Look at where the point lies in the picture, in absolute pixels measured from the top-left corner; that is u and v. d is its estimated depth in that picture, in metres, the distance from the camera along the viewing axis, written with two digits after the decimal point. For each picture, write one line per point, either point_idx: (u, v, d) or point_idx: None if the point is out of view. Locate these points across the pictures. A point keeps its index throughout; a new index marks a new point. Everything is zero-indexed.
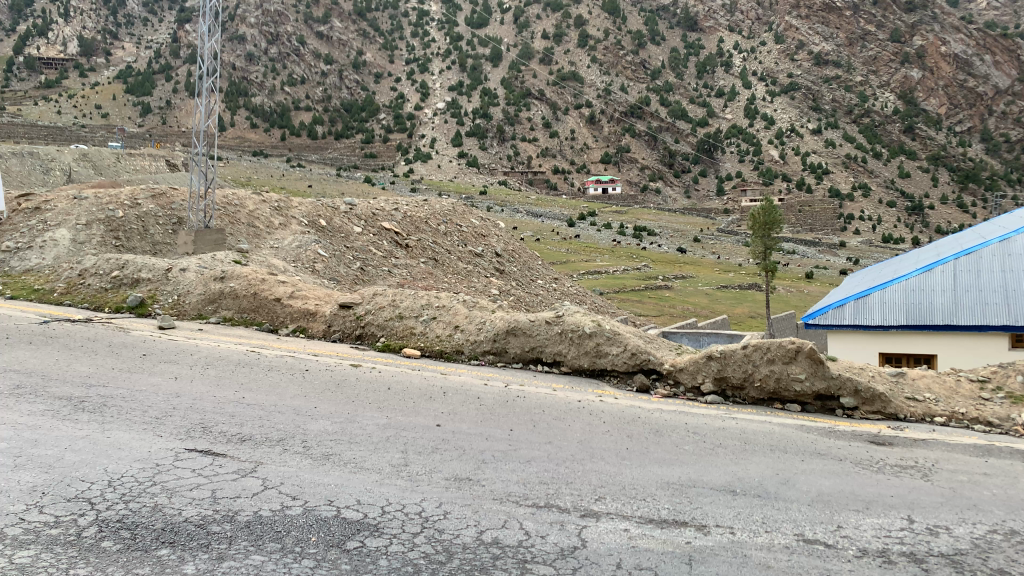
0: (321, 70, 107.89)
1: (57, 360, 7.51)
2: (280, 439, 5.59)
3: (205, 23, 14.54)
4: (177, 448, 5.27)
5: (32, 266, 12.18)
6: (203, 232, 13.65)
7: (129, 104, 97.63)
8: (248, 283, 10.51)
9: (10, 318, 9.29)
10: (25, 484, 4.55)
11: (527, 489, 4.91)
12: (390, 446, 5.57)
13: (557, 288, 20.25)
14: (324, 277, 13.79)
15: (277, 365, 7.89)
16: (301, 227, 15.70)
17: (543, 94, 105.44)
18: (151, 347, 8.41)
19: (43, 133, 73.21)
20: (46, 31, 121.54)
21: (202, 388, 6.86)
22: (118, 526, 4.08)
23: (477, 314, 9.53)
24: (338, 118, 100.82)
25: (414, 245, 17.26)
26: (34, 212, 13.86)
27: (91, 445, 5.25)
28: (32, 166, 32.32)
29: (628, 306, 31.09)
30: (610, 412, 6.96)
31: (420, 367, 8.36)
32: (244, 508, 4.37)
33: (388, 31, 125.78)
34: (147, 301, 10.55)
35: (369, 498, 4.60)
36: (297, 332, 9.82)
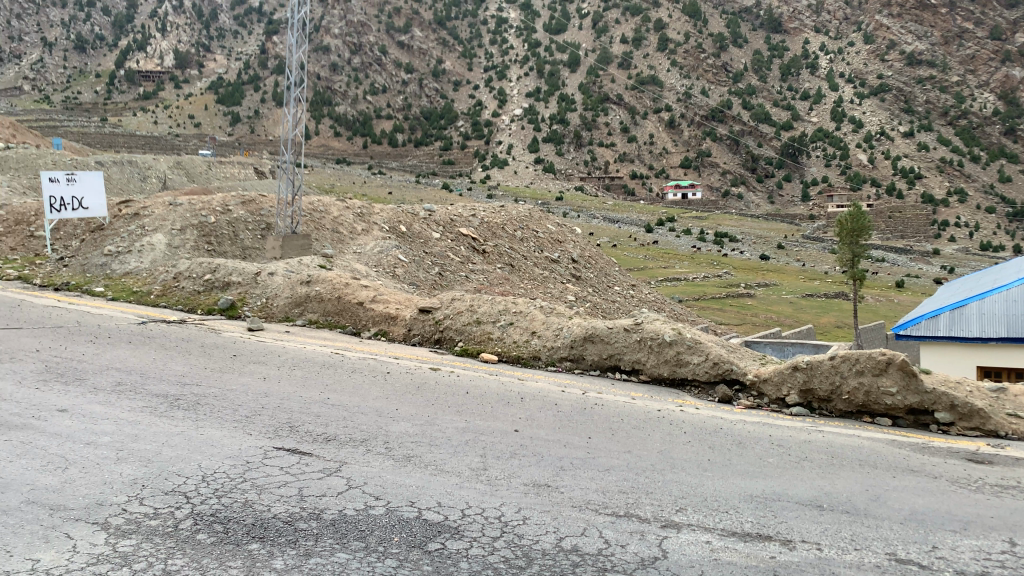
0: (402, 79, 111.61)
1: (155, 360, 7.86)
2: (362, 439, 5.71)
3: (295, 33, 15.11)
4: (266, 447, 5.44)
5: (132, 270, 12.70)
6: (290, 238, 14.13)
7: (219, 113, 101.74)
8: (333, 287, 10.78)
9: (110, 319, 9.75)
10: (127, 477, 4.78)
11: (607, 498, 4.88)
12: (471, 449, 5.64)
13: (635, 295, 20.07)
14: (404, 282, 14.04)
15: (360, 367, 8.08)
16: (382, 233, 16.00)
17: (622, 99, 104.64)
18: (242, 348, 8.76)
19: (140, 143, 77.03)
20: (145, 45, 127.69)
21: (290, 388, 7.08)
22: (211, 520, 4.24)
23: (554, 320, 9.53)
24: (417, 126, 103.21)
25: (491, 251, 17.42)
26: (133, 218, 14.46)
27: (186, 440, 5.49)
28: (130, 174, 33.90)
29: (709, 314, 30.53)
30: (690, 423, 6.86)
31: (498, 372, 8.39)
32: (330, 507, 4.47)
33: (467, 40, 127.55)
34: (237, 304, 10.93)
35: (449, 502, 4.65)
36: (379, 335, 10.02)
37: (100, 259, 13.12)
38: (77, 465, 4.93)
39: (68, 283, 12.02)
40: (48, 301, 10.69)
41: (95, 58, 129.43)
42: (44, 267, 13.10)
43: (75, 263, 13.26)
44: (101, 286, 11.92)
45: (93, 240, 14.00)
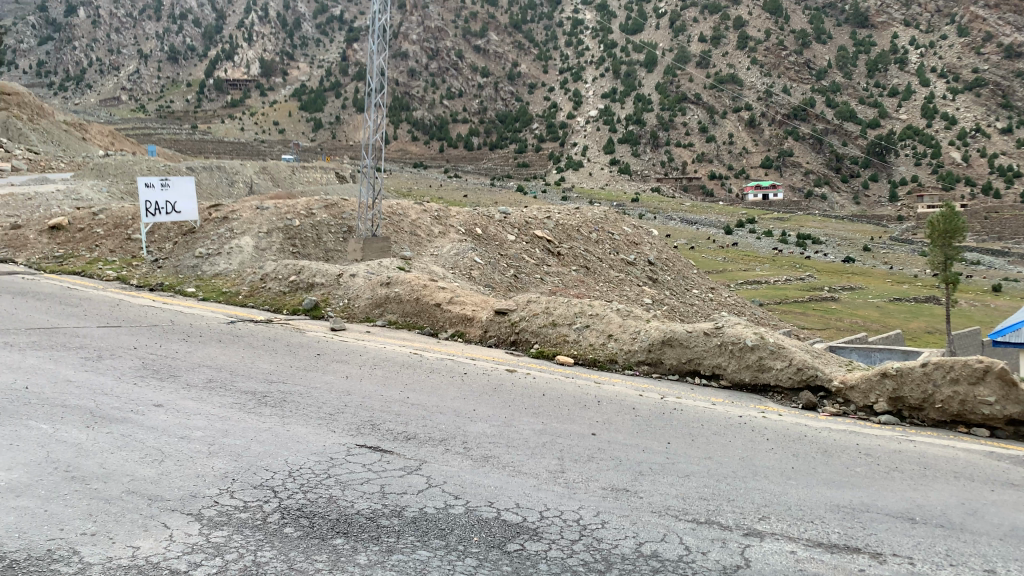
0: (478, 83, 116.25)
1: (244, 358, 8.17)
2: (442, 439, 5.79)
3: (375, 41, 15.52)
4: (349, 444, 5.58)
5: (220, 271, 13.16)
6: (370, 241, 14.45)
7: (302, 120, 104.92)
8: (412, 289, 10.97)
9: (201, 318, 10.17)
10: (219, 470, 4.99)
11: (687, 504, 4.81)
12: (548, 452, 5.64)
13: (714, 297, 19.74)
14: (480, 284, 14.13)
15: (437, 368, 8.18)
16: (458, 235, 16.18)
17: (700, 98, 101.95)
18: (326, 348, 8.98)
19: (229, 149, 80.30)
20: (233, 55, 132.55)
21: (370, 388, 7.19)
22: (297, 514, 4.37)
23: (632, 324, 9.46)
24: (494, 129, 106.33)
25: (566, 253, 17.42)
26: (222, 221, 15.08)
27: (273, 437, 5.68)
28: (219, 180, 35.28)
29: (791, 318, 29.75)
30: (775, 429, 6.68)
31: (574, 375, 8.35)
32: (410, 505, 4.56)
33: (543, 42, 128.13)
34: (320, 305, 11.23)
35: (528, 503, 4.67)
36: (456, 337, 10.09)
37: (192, 261, 13.63)
38: (172, 458, 5.16)
39: (162, 284, 12.57)
40: (145, 301, 11.22)
41: (186, 68, 135.18)
42: (141, 268, 13.73)
43: (168, 264, 13.84)
44: (192, 287, 12.40)
45: (185, 243, 14.60)
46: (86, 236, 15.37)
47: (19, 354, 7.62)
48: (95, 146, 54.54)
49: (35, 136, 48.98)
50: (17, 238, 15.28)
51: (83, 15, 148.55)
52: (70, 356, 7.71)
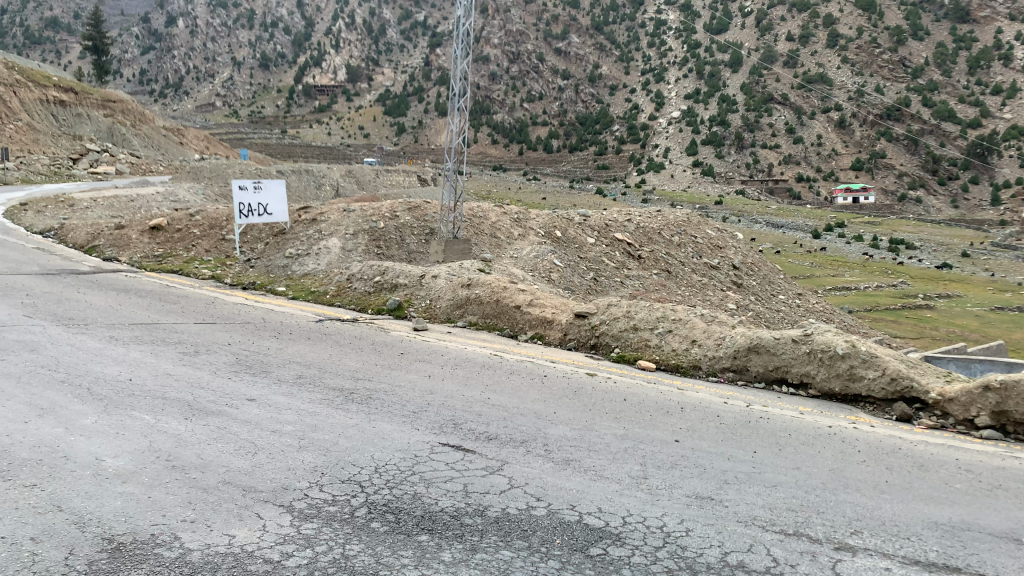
0: (559, 86, 117.96)
1: (331, 355, 8.42)
2: (523, 440, 5.81)
3: (460, 46, 15.82)
4: (432, 443, 5.66)
5: (309, 271, 13.54)
6: (452, 243, 14.67)
7: (386, 124, 107.23)
8: (492, 291, 11.05)
9: (290, 317, 10.47)
10: (308, 465, 5.14)
11: (775, 515, 4.68)
12: (629, 458, 5.59)
13: (801, 304, 19.17)
14: (560, 287, 14.11)
15: (517, 370, 8.22)
16: (538, 238, 16.25)
17: (787, 99, 98.53)
18: (408, 348, 9.13)
19: (316, 153, 82.86)
20: (321, 61, 136.76)
21: (453, 388, 7.30)
22: (383, 509, 4.47)
23: (716, 329, 9.31)
24: (573, 131, 106.91)
25: (647, 257, 17.25)
26: (311, 223, 15.62)
27: (359, 433, 5.82)
28: (307, 182, 36.39)
29: (882, 327, 28.52)
30: (866, 441, 6.44)
31: (657, 381, 8.23)
32: (494, 504, 4.59)
33: (625, 44, 127.45)
34: (403, 305, 11.43)
35: (610, 508, 4.64)
36: (535, 339, 10.06)
37: (282, 261, 14.06)
38: (265, 451, 5.35)
39: (254, 283, 12.98)
40: (237, 299, 11.62)
41: (277, 75, 140.31)
42: (234, 267, 14.25)
43: (260, 264, 14.33)
44: (282, 286, 12.81)
45: (276, 244, 15.15)
46: (185, 237, 16.06)
47: (123, 348, 8.03)
48: (192, 151, 57.15)
49: (137, 141, 51.92)
50: (121, 237, 16.01)
51: (182, 26, 155.98)
52: (169, 350, 8.11)
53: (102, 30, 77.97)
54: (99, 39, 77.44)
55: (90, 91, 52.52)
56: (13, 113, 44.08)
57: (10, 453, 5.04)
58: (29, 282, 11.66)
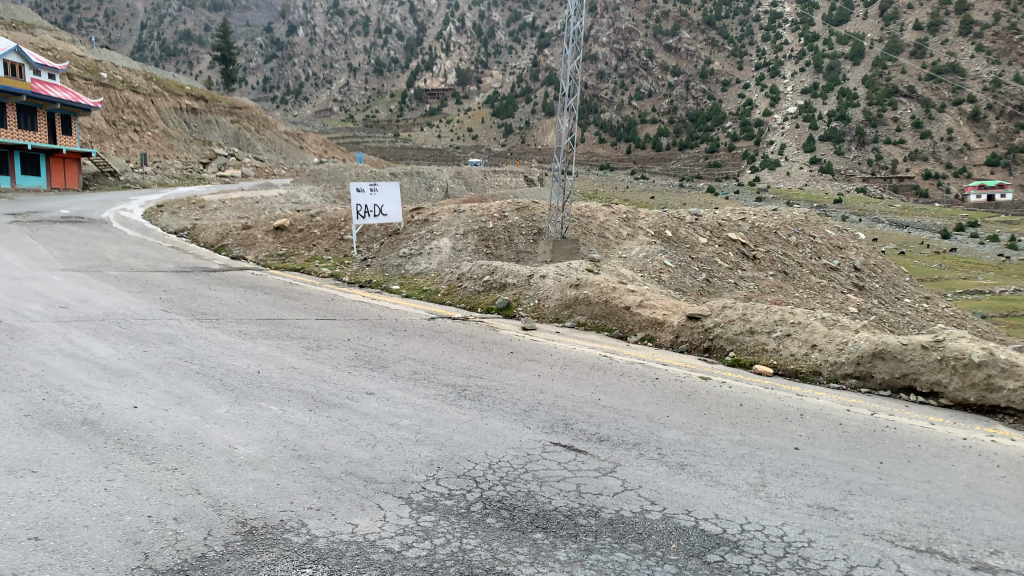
0: (668, 82, 119.80)
1: (444, 351, 8.61)
2: (635, 443, 5.76)
3: (570, 46, 15.87)
4: (544, 441, 5.69)
5: (422, 270, 13.85)
6: (560, 243, 14.66)
7: (494, 126, 108.59)
8: (601, 291, 11.00)
9: (405, 314, 10.80)
10: (425, 457, 5.28)
11: (904, 529, 4.46)
12: (746, 464, 5.44)
13: (929, 308, 18.09)
14: (670, 288, 13.88)
15: (628, 371, 8.13)
16: (648, 238, 16.06)
17: (914, 91, 93.56)
18: (517, 346, 9.23)
19: (426, 155, 85.00)
20: (432, 65, 140.66)
21: (563, 387, 7.33)
22: (498, 505, 4.53)
23: (838, 333, 8.95)
24: (683, 128, 105.35)
25: (763, 257, 16.76)
26: (423, 224, 16.08)
27: (473, 429, 5.91)
28: (418, 184, 37.32)
29: (1020, 333, 26.57)
30: (1007, 457, 6.00)
31: (773, 387, 7.95)
32: (607, 505, 4.58)
33: (738, 38, 124.67)
34: (512, 305, 11.53)
35: (728, 514, 4.54)
36: (646, 340, 9.92)
37: (396, 261, 14.46)
38: (383, 443, 5.53)
39: (370, 282, 13.38)
40: (355, 297, 11.96)
41: (391, 81, 145.41)
42: (351, 267, 14.71)
43: (375, 264, 14.76)
44: (396, 284, 13.18)
45: (390, 244, 15.59)
46: (306, 237, 16.81)
47: (251, 342, 8.49)
48: (311, 155, 60.08)
49: (260, 146, 55.04)
50: (248, 237, 16.86)
51: (302, 35, 163.98)
52: (293, 345, 8.49)
53: (230, 41, 82.62)
54: (228, 50, 82.24)
55: (219, 99, 55.96)
56: (150, 121, 47.55)
57: (153, 438, 5.42)
58: (164, 278, 12.44)
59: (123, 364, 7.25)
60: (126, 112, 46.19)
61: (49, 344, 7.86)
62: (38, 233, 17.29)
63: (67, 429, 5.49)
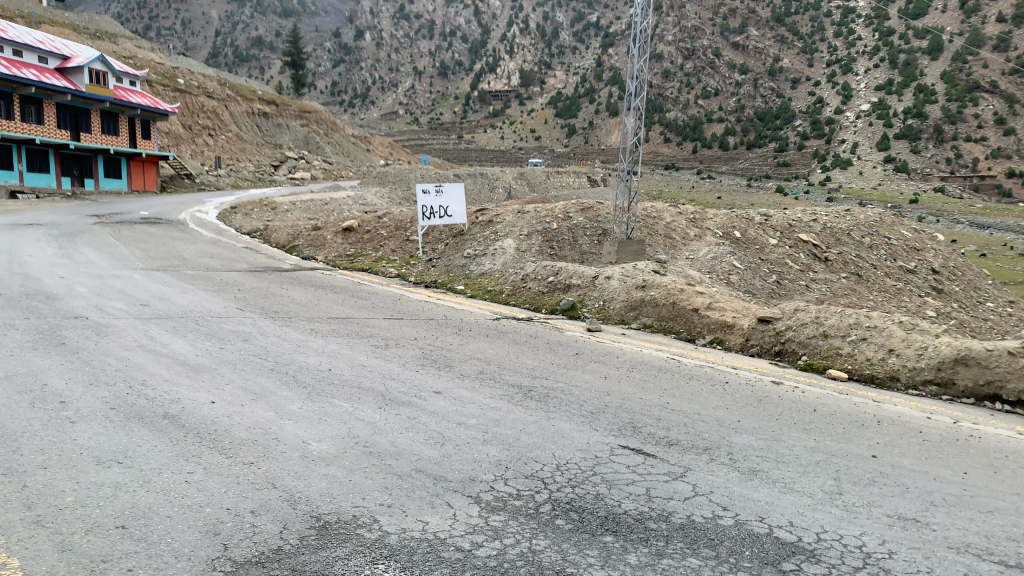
0: (735, 81, 117.88)
1: (510, 352, 8.61)
2: (705, 448, 5.67)
3: (636, 44, 15.73)
4: (613, 444, 5.65)
5: (486, 271, 13.91)
6: (625, 243, 14.50)
7: (557, 127, 108.54)
8: (668, 292, 10.87)
9: (470, 315, 10.84)
10: (493, 457, 5.31)
11: (992, 542, 4.27)
12: (822, 470, 5.30)
13: (1013, 313, 17.30)
14: (739, 289, 13.59)
15: (697, 375, 8.02)
16: (716, 239, 15.78)
17: (996, 86, 89.71)
18: (583, 347, 9.20)
19: (489, 157, 85.34)
20: (496, 67, 141.77)
21: (630, 390, 7.27)
22: (567, 507, 4.52)
23: (916, 338, 8.66)
24: (751, 127, 103.33)
25: (835, 259, 16.32)
26: (488, 224, 16.17)
27: (540, 430, 5.92)
28: (481, 185, 37.66)
29: None
30: None
31: (848, 392, 7.71)
32: (678, 511, 4.51)
33: (808, 35, 122.10)
34: (577, 305, 11.48)
35: (804, 523, 4.42)
36: (714, 344, 9.73)
37: (461, 261, 14.57)
38: (452, 441, 5.59)
39: (435, 282, 13.50)
40: (421, 297, 12.06)
41: (455, 83, 147.07)
42: (417, 267, 14.89)
43: (440, 264, 14.92)
44: (461, 284, 13.28)
45: (455, 244, 15.74)
46: (373, 237, 17.11)
47: (322, 340, 8.64)
48: (377, 157, 61.35)
49: (329, 149, 56.62)
50: (317, 238, 17.27)
51: (370, 40, 167.32)
52: (362, 343, 8.63)
53: (300, 46, 84.63)
54: (297, 54, 84.32)
55: (289, 103, 57.54)
56: (224, 124, 49.10)
57: (230, 432, 5.58)
58: (238, 278, 12.79)
59: (200, 360, 7.51)
60: (202, 116, 47.75)
61: (131, 341, 8.18)
62: (121, 233, 18.07)
63: (150, 422, 5.70)
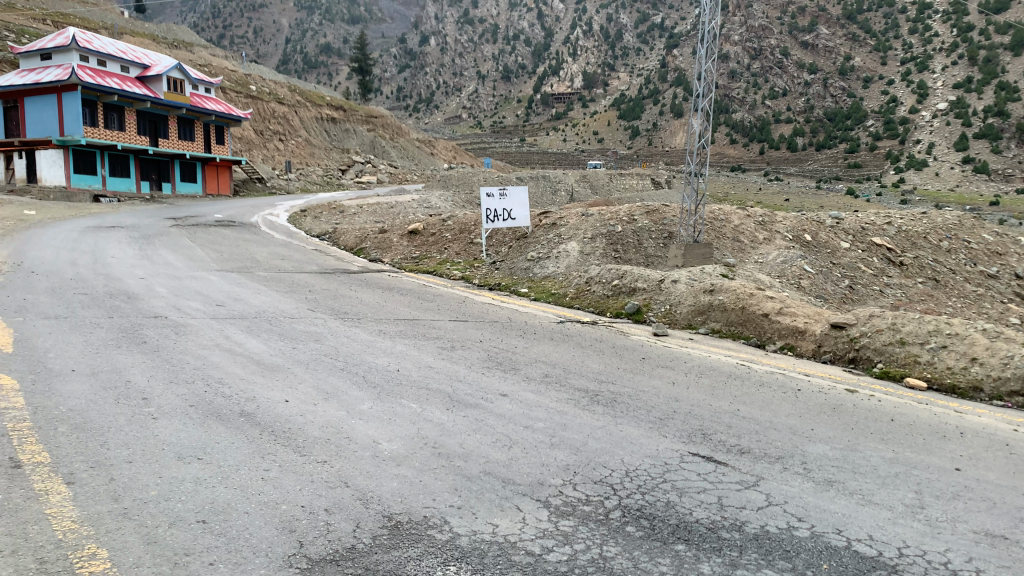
0: (804, 81, 115.28)
1: (575, 356, 8.58)
2: (778, 456, 5.54)
3: (703, 45, 15.52)
4: (682, 451, 5.58)
5: (550, 273, 13.91)
6: (692, 246, 14.25)
7: (620, 129, 107.86)
8: (737, 297, 10.69)
9: (534, 318, 10.84)
10: (561, 461, 5.29)
11: None
12: (902, 483, 5.12)
13: None
14: (811, 294, 13.24)
15: (768, 382, 7.84)
16: (786, 242, 15.43)
17: None
18: (650, 352, 9.10)
19: (551, 160, 85.44)
20: (559, 70, 142.08)
21: (699, 396, 7.16)
22: (638, 514, 4.48)
23: (1001, 346, 8.29)
24: (820, 128, 100.70)
25: (911, 264, 15.80)
26: (552, 227, 16.18)
27: (608, 436, 5.88)
28: (544, 188, 37.72)
29: None
30: None
31: (929, 401, 7.44)
32: (752, 521, 4.42)
33: (881, 33, 118.56)
34: (642, 310, 11.38)
35: (884, 536, 4.29)
36: (785, 350, 9.51)
37: (524, 264, 14.61)
38: (520, 444, 5.59)
39: (499, 284, 13.59)
40: (486, 300, 12.13)
41: (518, 86, 147.75)
42: (481, 270, 14.98)
43: (503, 266, 14.95)
44: (525, 287, 13.28)
45: (519, 247, 15.74)
46: (437, 240, 17.28)
47: (390, 342, 8.77)
48: (441, 160, 62.15)
49: (394, 153, 57.58)
50: (384, 241, 17.58)
51: (435, 45, 169.70)
52: (429, 345, 8.74)
53: (367, 52, 86.36)
54: (364, 61, 86.09)
55: (356, 108, 58.81)
56: (294, 130, 50.44)
57: (303, 431, 5.71)
58: (308, 279, 13.13)
59: (275, 360, 7.70)
60: (273, 121, 49.19)
61: (208, 340, 8.45)
62: (198, 235, 18.71)
63: (227, 420, 5.87)
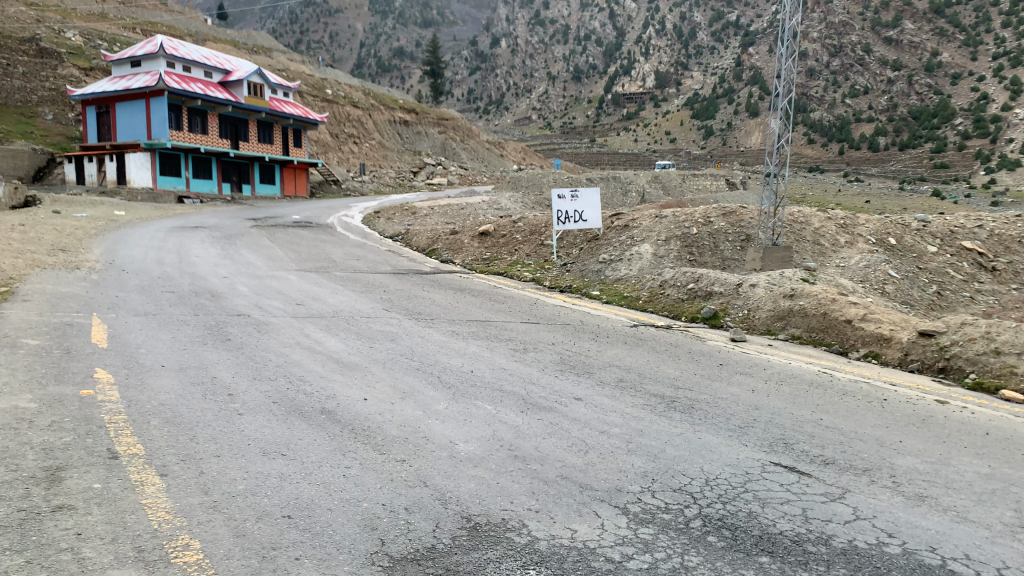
0: (887, 78, 111.33)
1: (649, 360, 8.48)
2: (865, 469, 5.36)
3: (783, 44, 15.12)
4: (764, 461, 5.45)
5: (622, 276, 13.80)
6: (771, 250, 13.85)
7: (693, 128, 106.23)
8: (818, 302, 10.41)
9: (607, 321, 10.76)
10: (638, 468, 5.23)
11: None
12: (999, 500, 4.88)
13: None
14: (895, 300, 12.76)
15: (852, 391, 7.58)
16: (869, 245, 14.92)
17: None
18: (728, 358, 8.92)
19: (621, 160, 84.87)
20: (631, 71, 140.88)
21: (780, 404, 6.98)
22: (718, 524, 4.39)
23: None
24: (904, 126, 96.97)
25: (1004, 269, 15.11)
26: (625, 229, 16.06)
27: (687, 443, 5.78)
28: (614, 189, 37.41)
29: None
30: None
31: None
32: (839, 535, 4.28)
33: (971, 28, 113.45)
34: (719, 314, 11.16)
35: (980, 556, 4.10)
36: (870, 358, 9.17)
37: (597, 266, 14.53)
38: (595, 449, 5.56)
39: (571, 286, 13.54)
40: (557, 302, 12.09)
41: (589, 87, 147.15)
42: (552, 271, 14.96)
43: (575, 268, 14.90)
44: (596, 289, 13.22)
45: (590, 249, 15.62)
46: (509, 241, 17.34)
47: (464, 342, 8.85)
48: (511, 162, 62.48)
49: (465, 155, 58.16)
50: (456, 242, 17.75)
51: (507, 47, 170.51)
52: (502, 346, 8.78)
53: (440, 55, 87.35)
54: (437, 64, 87.12)
55: (429, 111, 59.68)
56: (368, 133, 51.49)
57: (382, 429, 5.79)
58: (383, 279, 13.37)
59: (353, 359, 7.85)
60: (348, 125, 50.31)
61: (289, 338, 8.68)
62: (278, 235, 19.29)
63: (309, 417, 6.02)
